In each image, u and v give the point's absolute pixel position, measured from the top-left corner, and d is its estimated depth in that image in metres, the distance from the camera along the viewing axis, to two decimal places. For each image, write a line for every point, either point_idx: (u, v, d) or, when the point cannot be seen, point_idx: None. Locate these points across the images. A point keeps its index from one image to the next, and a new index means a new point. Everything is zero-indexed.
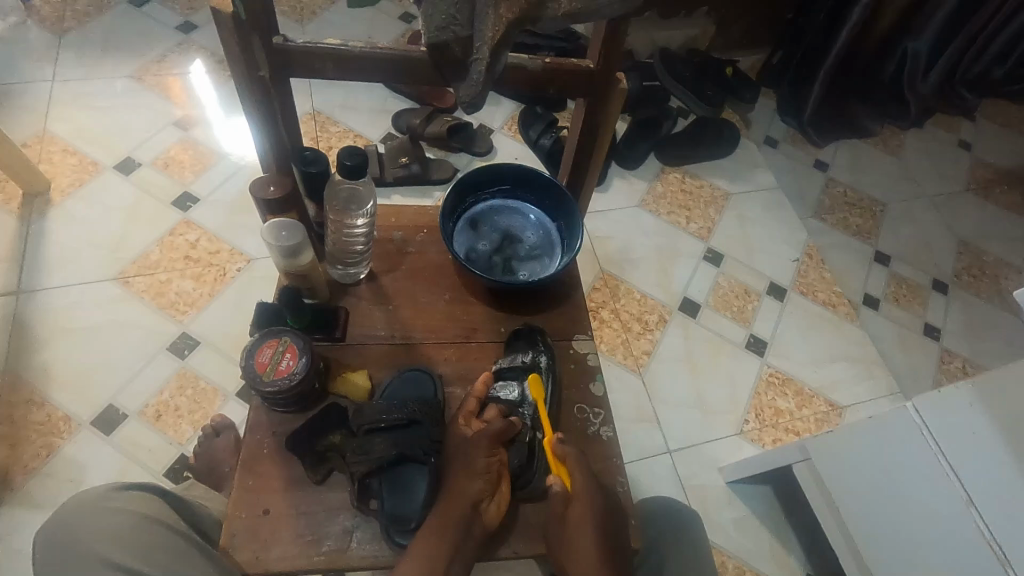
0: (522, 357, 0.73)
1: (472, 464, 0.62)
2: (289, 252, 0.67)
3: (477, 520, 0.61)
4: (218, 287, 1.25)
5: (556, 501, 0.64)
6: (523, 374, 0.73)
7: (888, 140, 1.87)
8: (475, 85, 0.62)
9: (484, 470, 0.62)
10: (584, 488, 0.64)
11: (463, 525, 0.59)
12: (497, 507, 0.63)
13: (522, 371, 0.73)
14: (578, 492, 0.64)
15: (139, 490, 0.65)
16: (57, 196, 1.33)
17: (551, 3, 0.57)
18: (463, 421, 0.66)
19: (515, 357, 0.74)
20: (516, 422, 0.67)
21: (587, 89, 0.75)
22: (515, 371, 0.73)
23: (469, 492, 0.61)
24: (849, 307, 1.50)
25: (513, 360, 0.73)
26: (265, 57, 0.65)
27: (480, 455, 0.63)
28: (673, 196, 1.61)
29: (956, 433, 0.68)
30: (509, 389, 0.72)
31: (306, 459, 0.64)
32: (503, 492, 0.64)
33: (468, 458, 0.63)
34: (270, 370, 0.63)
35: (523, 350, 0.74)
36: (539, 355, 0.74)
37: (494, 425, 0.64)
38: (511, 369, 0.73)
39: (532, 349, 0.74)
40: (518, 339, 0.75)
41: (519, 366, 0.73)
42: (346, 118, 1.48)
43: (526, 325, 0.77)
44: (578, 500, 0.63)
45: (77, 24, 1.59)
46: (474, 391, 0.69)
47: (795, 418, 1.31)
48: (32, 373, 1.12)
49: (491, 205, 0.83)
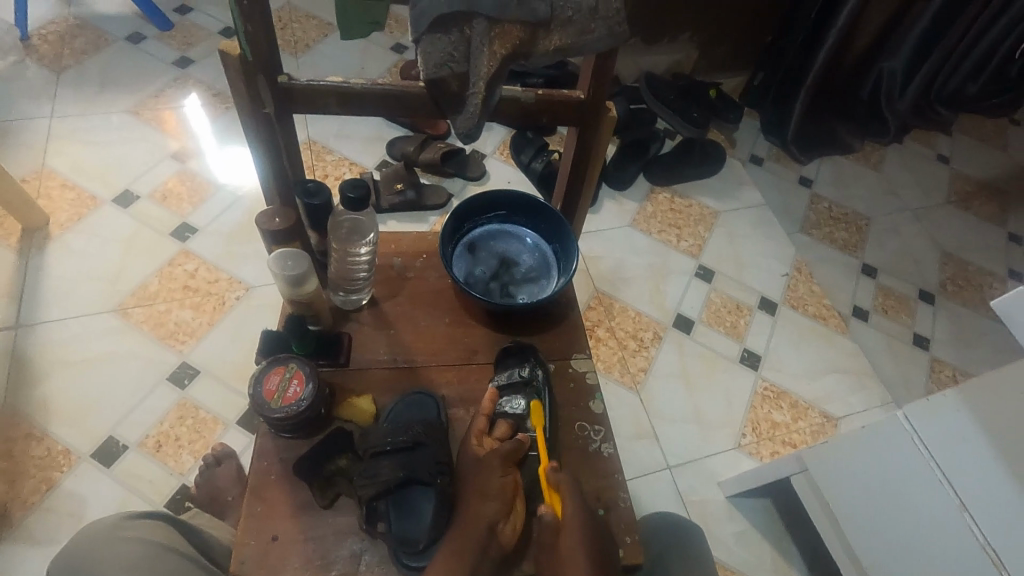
0: (518, 371, 0.75)
1: (486, 485, 0.64)
2: (295, 281, 0.68)
3: (495, 539, 0.62)
4: (218, 316, 1.26)
5: (547, 530, 0.64)
6: (524, 389, 0.74)
7: (869, 155, 1.93)
8: (472, 117, 0.65)
9: (498, 490, 0.64)
10: (574, 518, 0.65)
11: (480, 546, 0.60)
12: (513, 528, 0.64)
13: (522, 385, 0.74)
14: (569, 522, 0.64)
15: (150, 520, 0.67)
16: (56, 230, 1.34)
17: (542, 39, 0.61)
18: (475, 440, 0.68)
19: (512, 372, 0.75)
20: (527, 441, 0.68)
21: (578, 118, 0.78)
22: (515, 386, 0.74)
23: (485, 513, 0.62)
24: (838, 320, 1.53)
25: (510, 375, 0.75)
26: (269, 94, 0.68)
27: (495, 475, 0.64)
28: (663, 215, 1.64)
29: (945, 440, 0.70)
30: (515, 402, 0.73)
31: (314, 483, 0.65)
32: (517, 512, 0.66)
33: (483, 480, 0.64)
34: (277, 398, 0.65)
35: (518, 366, 0.76)
36: (535, 368, 0.76)
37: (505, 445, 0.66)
38: (509, 384, 0.74)
39: (526, 363, 0.76)
40: (509, 356, 0.77)
41: (518, 380, 0.75)
42: (342, 147, 1.51)
43: (522, 342, 0.78)
44: (569, 530, 0.64)
45: (75, 62, 1.62)
46: (483, 408, 0.70)
47: (791, 430, 1.33)
48: (32, 407, 1.12)
49: (488, 230, 0.85)
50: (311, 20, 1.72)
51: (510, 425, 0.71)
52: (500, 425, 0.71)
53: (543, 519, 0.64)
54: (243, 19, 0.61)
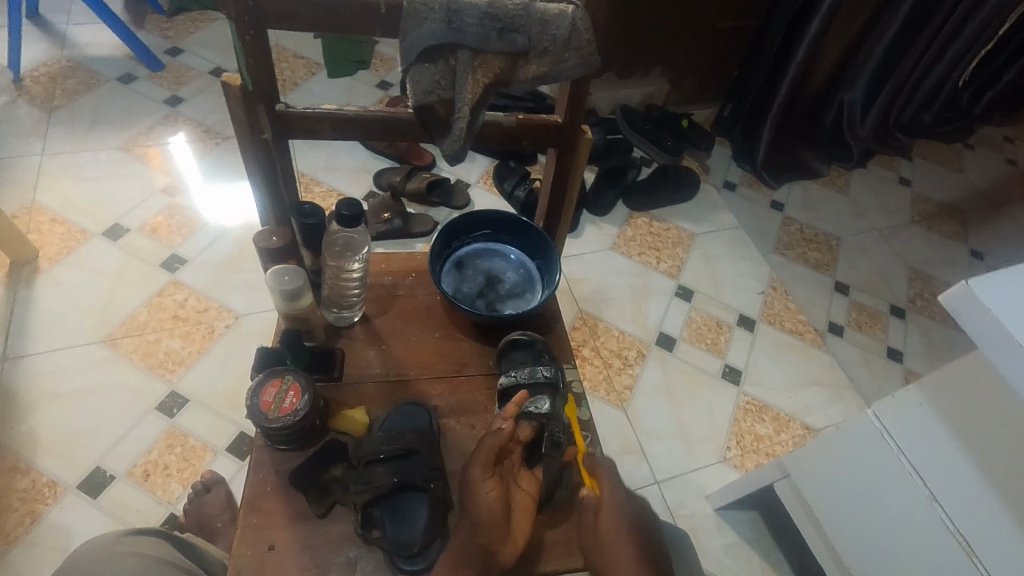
0: (542, 371, 0.78)
1: (476, 501, 0.65)
2: (291, 295, 0.71)
3: (495, 558, 0.63)
4: (207, 344, 1.27)
5: (589, 509, 0.71)
6: (547, 392, 0.77)
7: (836, 179, 2.03)
8: (457, 140, 0.69)
9: (489, 508, 0.64)
10: (611, 498, 0.70)
11: (476, 563, 0.63)
12: (513, 545, 0.65)
13: (547, 387, 0.77)
14: (607, 502, 0.70)
15: (146, 534, 0.69)
16: (45, 263, 1.35)
17: (521, 68, 0.66)
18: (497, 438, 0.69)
19: (536, 371, 0.77)
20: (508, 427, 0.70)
21: (556, 141, 0.82)
22: (539, 386, 0.77)
23: (475, 533, 0.64)
24: (814, 334, 1.59)
25: (532, 374, 0.77)
26: (267, 120, 0.72)
27: (484, 492, 0.65)
28: (642, 238, 1.70)
29: (912, 434, 0.74)
30: (539, 402, 0.75)
31: (309, 492, 0.66)
32: (519, 524, 0.66)
33: (476, 499, 0.65)
34: (274, 408, 0.66)
35: (544, 366, 0.79)
36: (556, 371, 0.78)
37: (482, 451, 0.67)
38: (535, 386, 0.77)
39: (546, 365, 0.79)
40: (515, 350, 0.81)
41: (540, 381, 0.76)
42: (329, 179, 1.56)
43: (523, 335, 0.82)
44: (606, 509, 0.70)
45: (66, 101, 1.66)
46: (505, 412, 0.72)
47: (773, 442, 1.36)
48: (17, 440, 1.11)
49: (475, 248, 0.89)
50: (299, 60, 1.79)
51: (532, 426, 0.73)
52: (523, 427, 0.74)
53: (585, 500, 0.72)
54: (245, 51, 0.65)
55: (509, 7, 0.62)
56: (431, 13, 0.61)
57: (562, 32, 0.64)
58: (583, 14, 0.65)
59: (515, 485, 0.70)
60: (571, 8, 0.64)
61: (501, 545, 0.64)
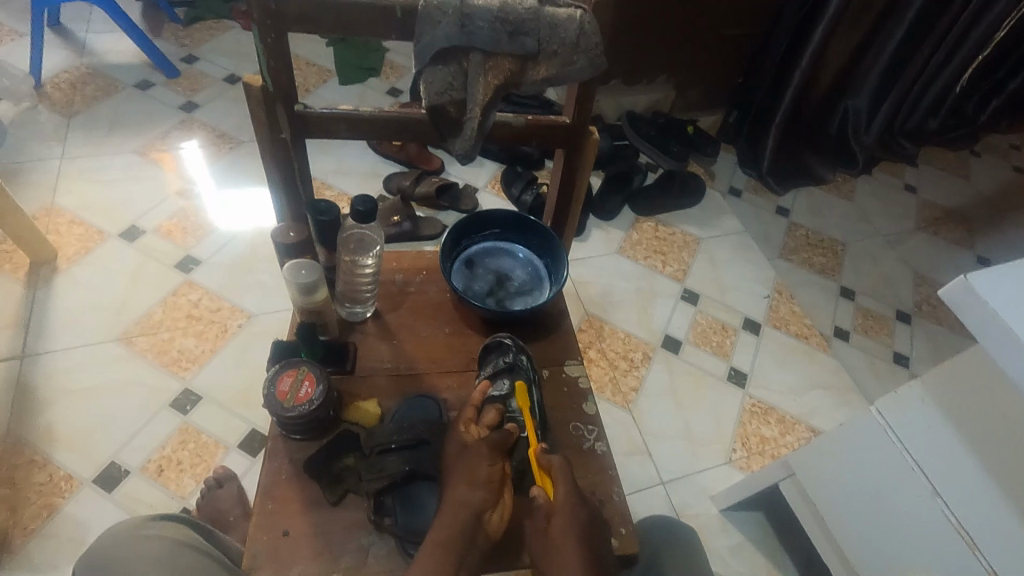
0: (502, 359, 0.79)
1: (474, 474, 0.65)
2: (306, 288, 0.73)
3: (482, 529, 0.64)
4: (220, 343, 1.30)
5: (540, 513, 0.67)
6: (508, 375, 0.78)
7: (841, 185, 2.04)
8: (468, 140, 0.72)
9: (487, 478, 0.66)
10: (564, 499, 0.67)
11: (467, 534, 0.62)
12: (500, 516, 0.66)
13: (506, 372, 0.78)
14: (560, 507, 0.66)
15: (172, 521, 0.73)
16: (63, 264, 1.38)
17: (531, 70, 0.68)
18: (463, 426, 0.70)
19: (496, 360, 0.80)
20: (514, 430, 0.71)
21: (563, 142, 0.82)
22: (499, 372, 0.78)
23: (471, 502, 0.64)
24: (820, 338, 1.60)
25: (495, 365, 0.79)
26: (286, 121, 0.74)
27: (483, 464, 0.66)
28: (648, 242, 1.72)
29: (916, 430, 0.75)
30: (500, 385, 0.77)
31: (323, 481, 0.67)
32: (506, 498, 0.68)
33: (470, 469, 0.66)
34: (290, 398, 0.68)
35: (502, 354, 0.80)
36: (518, 356, 0.79)
37: (494, 435, 0.69)
38: (495, 373, 0.78)
39: (507, 351, 0.80)
40: (491, 351, 0.81)
41: (501, 366, 0.79)
42: (339, 183, 1.59)
43: (506, 338, 0.81)
44: (557, 514, 0.66)
45: (85, 107, 1.70)
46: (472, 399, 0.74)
47: (779, 444, 1.37)
48: (35, 434, 1.14)
49: (484, 247, 0.91)
50: (311, 67, 1.83)
51: (498, 410, 0.73)
52: (488, 411, 0.73)
53: (536, 502, 0.68)
54: (267, 53, 0.68)
55: (519, 11, 0.64)
56: (444, 17, 0.63)
57: (570, 35, 0.66)
58: (592, 18, 0.67)
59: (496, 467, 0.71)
60: (579, 12, 0.66)
61: (487, 517, 0.65)
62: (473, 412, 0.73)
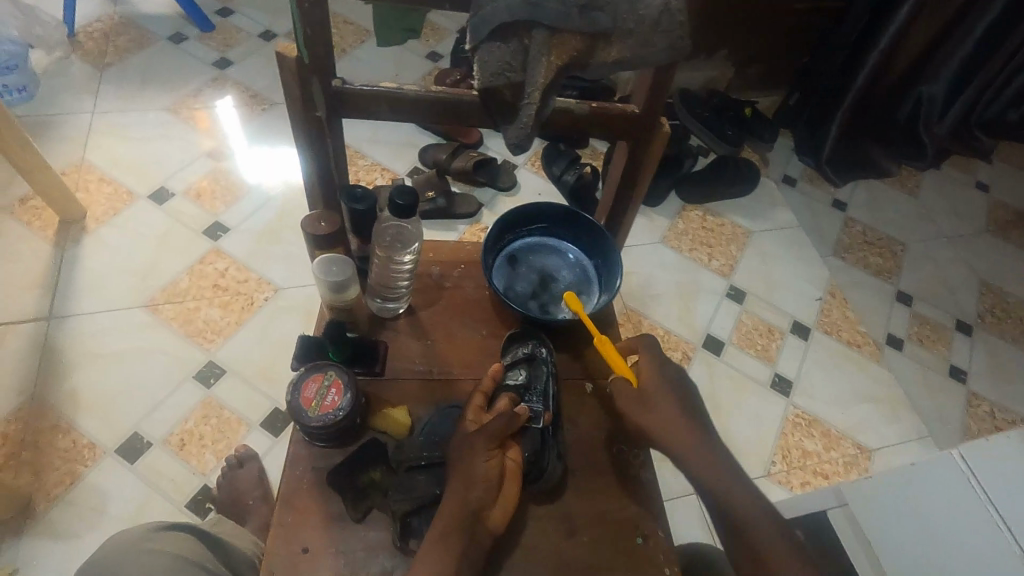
0: (521, 349, 0.74)
1: (470, 472, 0.61)
2: (336, 287, 0.69)
3: (482, 522, 0.60)
4: (245, 316, 1.26)
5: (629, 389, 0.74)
6: (526, 366, 0.73)
7: (904, 179, 1.89)
8: (524, 128, 0.63)
9: (485, 476, 0.61)
10: (649, 373, 0.74)
11: (467, 533, 0.58)
12: (501, 510, 0.62)
13: (524, 362, 0.73)
14: (646, 379, 0.74)
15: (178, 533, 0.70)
16: (92, 223, 1.35)
17: (601, 50, 0.59)
18: (469, 418, 0.66)
19: (515, 350, 0.74)
20: (521, 415, 0.64)
21: (630, 133, 0.73)
22: (517, 363, 0.73)
23: (468, 500, 0.60)
24: (872, 347, 1.49)
25: (514, 354, 0.74)
26: (322, 99, 0.67)
27: (479, 461, 0.61)
28: (695, 233, 1.62)
29: (1010, 479, 0.66)
30: (517, 374, 0.72)
31: (347, 495, 0.63)
32: (507, 490, 0.63)
33: (466, 467, 0.61)
34: (315, 406, 0.63)
35: (523, 344, 0.75)
36: (539, 347, 0.74)
37: (492, 424, 0.62)
38: (512, 363, 0.73)
39: (528, 342, 0.75)
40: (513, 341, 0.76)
41: (520, 357, 0.74)
42: (374, 152, 1.52)
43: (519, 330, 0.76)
44: (647, 379, 0.74)
45: (118, 59, 1.65)
46: (481, 385, 0.69)
47: (822, 460, 1.29)
48: (60, 399, 1.12)
49: (529, 243, 0.83)
50: (349, 26, 1.74)
51: (510, 397, 0.68)
52: (500, 398, 0.68)
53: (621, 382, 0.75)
54: (302, 19, 0.59)
55: None
56: None
57: (652, 11, 0.56)
58: None
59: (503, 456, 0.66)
60: None
61: (487, 511, 0.61)
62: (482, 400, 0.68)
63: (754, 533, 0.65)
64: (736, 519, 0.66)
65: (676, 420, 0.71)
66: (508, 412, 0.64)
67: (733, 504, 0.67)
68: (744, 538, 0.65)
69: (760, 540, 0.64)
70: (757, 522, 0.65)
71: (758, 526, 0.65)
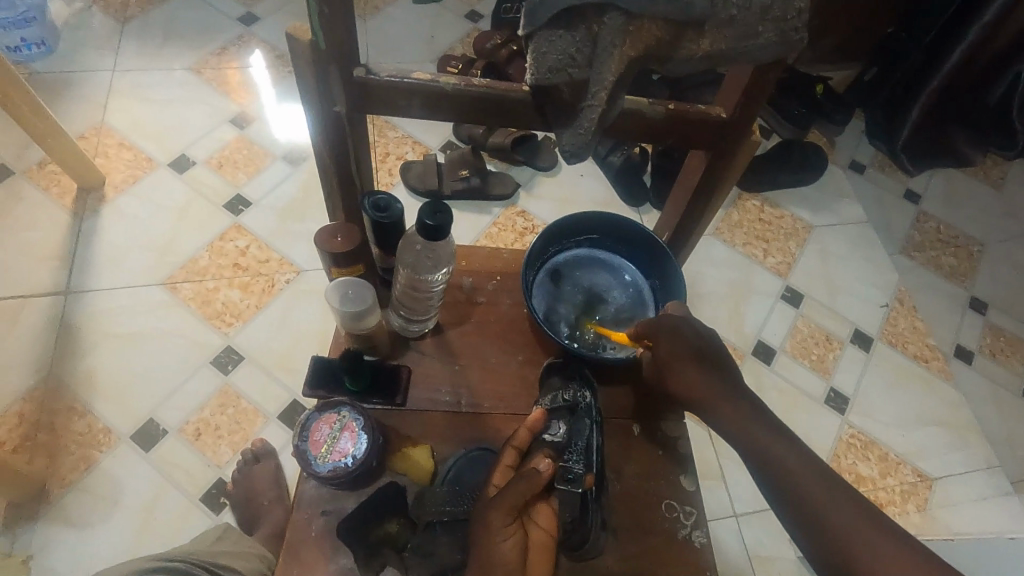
0: (562, 394, 0.64)
1: (488, 551, 0.52)
2: (354, 317, 0.61)
3: None
4: (266, 299, 1.20)
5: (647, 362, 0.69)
6: (568, 415, 0.63)
7: (990, 170, 1.68)
8: (584, 135, 0.52)
9: (504, 557, 0.52)
10: (665, 348, 0.67)
11: None
12: None
13: (567, 410, 0.63)
14: (663, 353, 0.67)
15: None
16: (110, 192, 1.29)
17: (688, 42, 0.47)
18: (493, 483, 0.58)
19: (555, 395, 0.64)
20: (543, 472, 0.55)
21: (711, 141, 0.62)
22: (557, 410, 0.64)
23: None
24: (942, 362, 1.35)
25: (553, 400, 0.64)
26: (342, 93, 0.57)
27: (498, 539, 0.53)
28: (750, 225, 1.47)
29: None
30: (554, 428, 0.62)
31: (358, 552, 0.56)
32: (535, 568, 0.54)
33: (484, 542, 0.53)
34: (325, 452, 0.57)
35: (564, 386, 0.65)
36: (581, 393, 0.65)
37: (509, 492, 0.54)
38: (553, 409, 0.64)
39: (570, 385, 0.65)
40: (553, 374, 0.67)
41: (561, 404, 0.64)
42: (405, 124, 1.41)
43: (553, 360, 0.68)
44: (664, 350, 0.67)
45: (139, 12, 1.55)
46: (513, 440, 0.61)
47: (877, 487, 1.19)
48: (75, 380, 1.09)
49: (578, 256, 0.75)
50: None
51: (547, 458, 0.58)
52: (536, 457, 0.59)
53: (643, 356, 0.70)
54: None
55: None
56: None
57: None
58: None
59: (532, 525, 0.57)
60: None
61: None
62: (510, 458, 0.60)
63: (804, 496, 0.58)
64: (781, 480, 0.60)
65: (699, 387, 0.65)
66: (529, 475, 0.55)
67: (775, 465, 0.60)
68: (795, 502, 0.59)
69: (812, 500, 0.58)
70: (804, 481, 0.59)
71: (809, 487, 0.58)
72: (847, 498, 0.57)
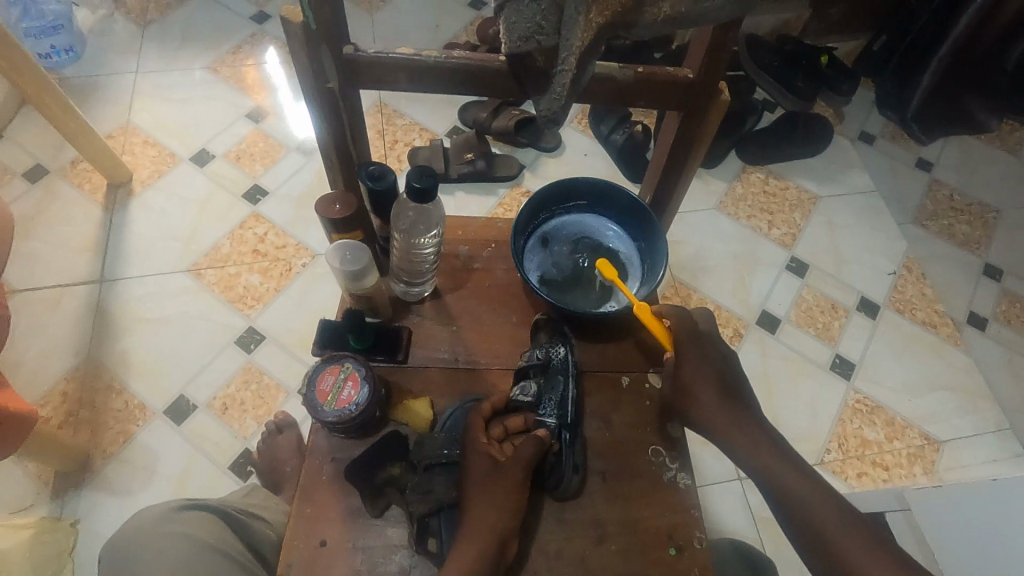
0: (536, 353, 0.70)
1: (501, 497, 0.61)
2: (354, 276, 0.66)
3: (506, 546, 0.60)
4: (285, 282, 1.26)
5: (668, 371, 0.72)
6: (541, 373, 0.69)
7: (1005, 136, 1.65)
8: (558, 99, 0.55)
9: (508, 503, 0.61)
10: (689, 362, 0.70)
11: (492, 560, 0.58)
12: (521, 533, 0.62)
13: (540, 368, 0.69)
14: (685, 367, 0.70)
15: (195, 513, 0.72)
16: (138, 187, 1.37)
17: (650, 6, 0.50)
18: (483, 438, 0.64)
19: (530, 354, 0.70)
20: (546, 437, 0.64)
21: (680, 99, 0.67)
22: (532, 369, 0.69)
23: (486, 524, 0.59)
24: (952, 329, 1.35)
25: (529, 357, 0.70)
26: (335, 69, 0.63)
27: (512, 495, 0.61)
28: (755, 198, 1.49)
29: None
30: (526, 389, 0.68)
31: (365, 491, 0.63)
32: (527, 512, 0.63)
33: (496, 492, 0.61)
34: (331, 399, 0.63)
35: (538, 346, 0.71)
36: (556, 350, 0.70)
37: (523, 452, 0.62)
38: (528, 367, 0.69)
39: (543, 344, 0.71)
40: (540, 331, 0.73)
41: (534, 364, 0.69)
42: (412, 111, 1.46)
43: (542, 317, 0.73)
44: (687, 365, 0.70)
45: (159, 16, 1.62)
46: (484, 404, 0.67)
47: (884, 451, 1.20)
48: (112, 360, 1.17)
49: (566, 221, 0.80)
50: None
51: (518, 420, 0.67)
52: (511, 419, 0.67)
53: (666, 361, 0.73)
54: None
55: None
56: None
57: None
58: None
59: None
60: None
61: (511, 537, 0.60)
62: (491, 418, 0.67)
63: (816, 521, 0.62)
64: (797, 508, 0.63)
65: (718, 411, 0.68)
66: (532, 442, 0.63)
67: (793, 497, 0.63)
68: (813, 536, 0.62)
69: (829, 537, 0.61)
70: (817, 508, 0.62)
71: (823, 521, 0.61)
72: (861, 531, 0.61)
